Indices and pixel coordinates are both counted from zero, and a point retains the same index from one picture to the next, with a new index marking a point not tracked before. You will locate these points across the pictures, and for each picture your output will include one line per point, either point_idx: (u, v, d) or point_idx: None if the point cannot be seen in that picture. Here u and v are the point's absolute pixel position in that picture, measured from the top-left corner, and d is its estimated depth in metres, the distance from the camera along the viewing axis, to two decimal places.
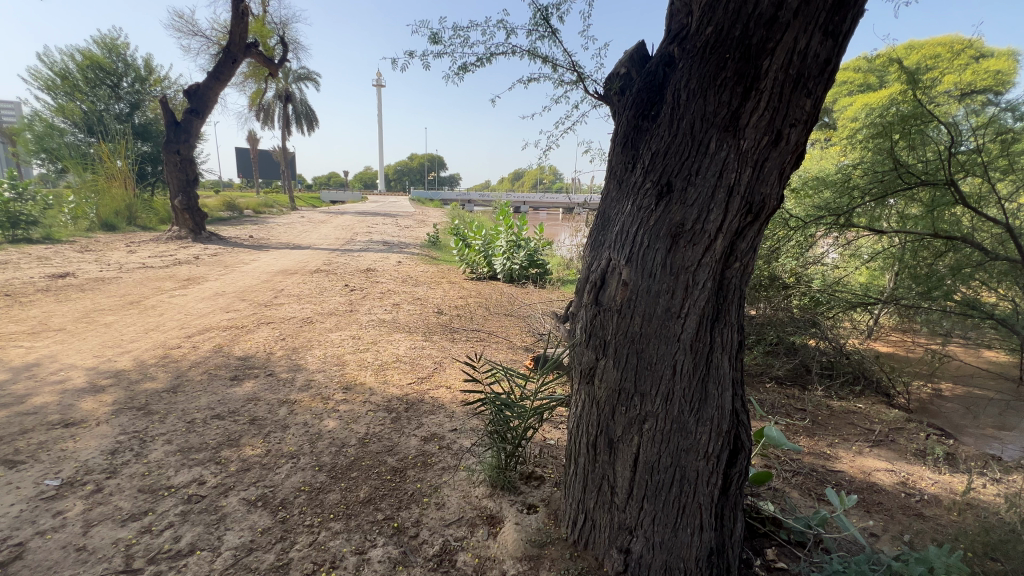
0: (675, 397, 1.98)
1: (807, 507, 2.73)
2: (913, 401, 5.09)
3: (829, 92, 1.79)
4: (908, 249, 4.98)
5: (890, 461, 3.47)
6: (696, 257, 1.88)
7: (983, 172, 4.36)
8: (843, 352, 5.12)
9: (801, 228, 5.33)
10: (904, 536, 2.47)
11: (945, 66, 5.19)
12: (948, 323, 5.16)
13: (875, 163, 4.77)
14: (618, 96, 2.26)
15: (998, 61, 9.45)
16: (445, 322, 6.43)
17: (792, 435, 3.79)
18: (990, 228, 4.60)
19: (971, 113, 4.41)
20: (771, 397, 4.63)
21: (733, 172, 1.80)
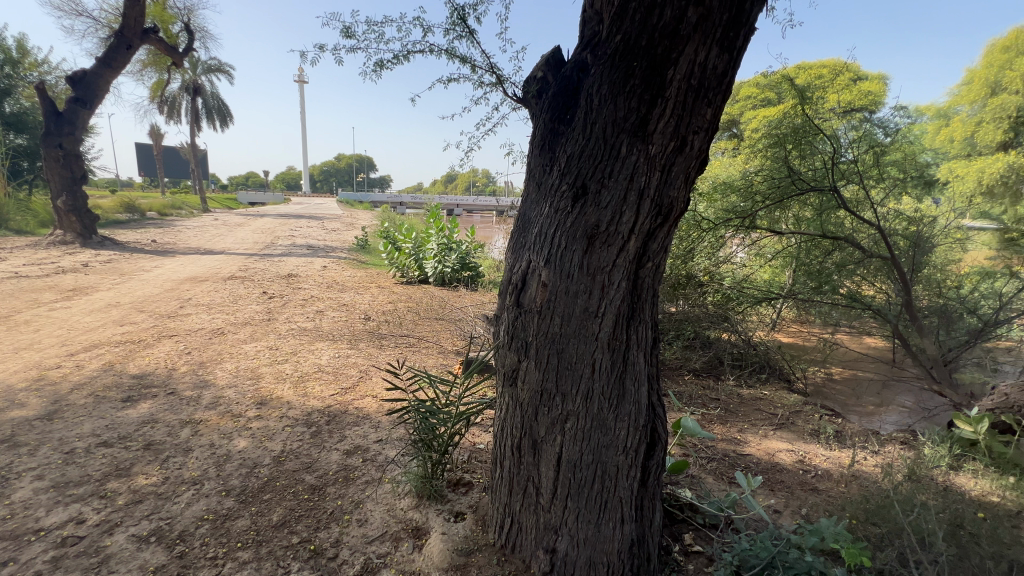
0: (595, 394, 2.02)
1: (719, 491, 2.92)
2: (809, 385, 5.66)
3: (727, 103, 1.91)
4: (802, 249, 5.45)
5: (790, 442, 3.80)
6: (611, 258, 1.94)
7: (860, 180, 4.93)
8: (750, 343, 5.61)
9: (711, 230, 5.66)
10: (802, 510, 2.71)
11: (829, 86, 5.82)
12: (836, 315, 5.78)
13: (773, 170, 5.16)
14: (535, 100, 2.28)
15: (871, 84, 10.78)
16: (373, 329, 6.19)
17: (707, 423, 4.05)
18: (867, 230, 5.19)
19: (850, 128, 5.03)
20: (688, 388, 4.95)
21: (643, 176, 1.87)
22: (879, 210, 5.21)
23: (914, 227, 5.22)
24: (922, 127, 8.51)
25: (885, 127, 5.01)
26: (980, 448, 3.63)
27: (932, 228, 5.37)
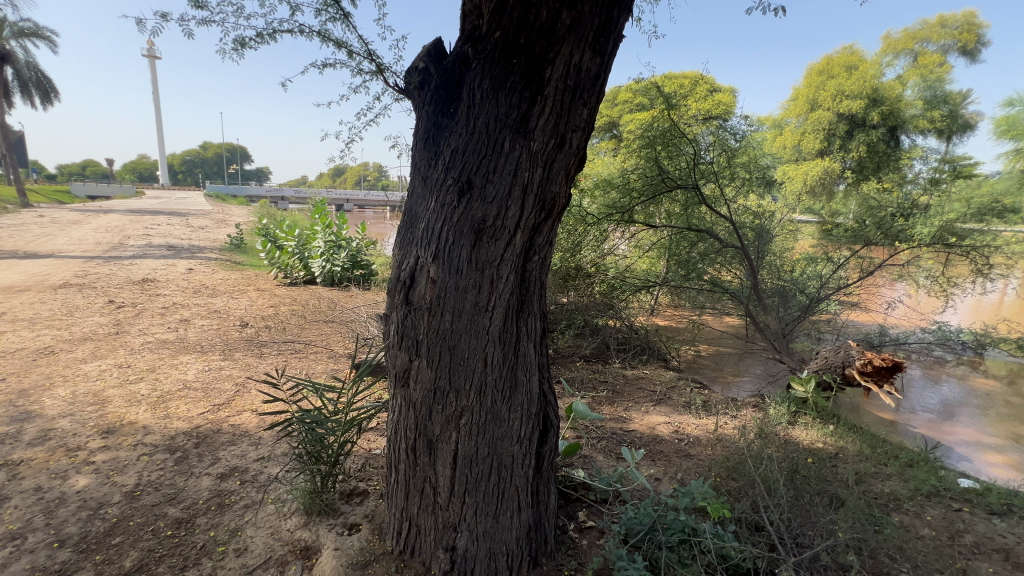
0: (488, 388, 2.04)
1: (609, 467, 3.13)
2: (682, 362, 6.35)
3: (600, 104, 2.03)
4: (673, 240, 6.06)
5: (667, 415, 4.22)
6: (499, 252, 1.96)
7: (717, 180, 5.59)
8: (633, 328, 6.17)
9: (595, 224, 6.01)
10: (678, 475, 3.02)
11: (691, 95, 6.51)
12: (701, 298, 6.54)
13: (646, 169, 5.61)
14: (417, 90, 2.20)
15: (726, 95, 12.29)
16: (251, 336, 5.60)
17: (598, 405, 4.34)
18: (724, 223, 5.92)
19: (709, 134, 5.67)
20: (580, 373, 5.27)
21: (526, 171, 1.92)
22: (732, 206, 5.97)
23: (758, 221, 6.08)
24: (762, 135, 9.94)
25: (735, 133, 5.73)
26: (810, 403, 4.37)
27: (772, 221, 6.31)
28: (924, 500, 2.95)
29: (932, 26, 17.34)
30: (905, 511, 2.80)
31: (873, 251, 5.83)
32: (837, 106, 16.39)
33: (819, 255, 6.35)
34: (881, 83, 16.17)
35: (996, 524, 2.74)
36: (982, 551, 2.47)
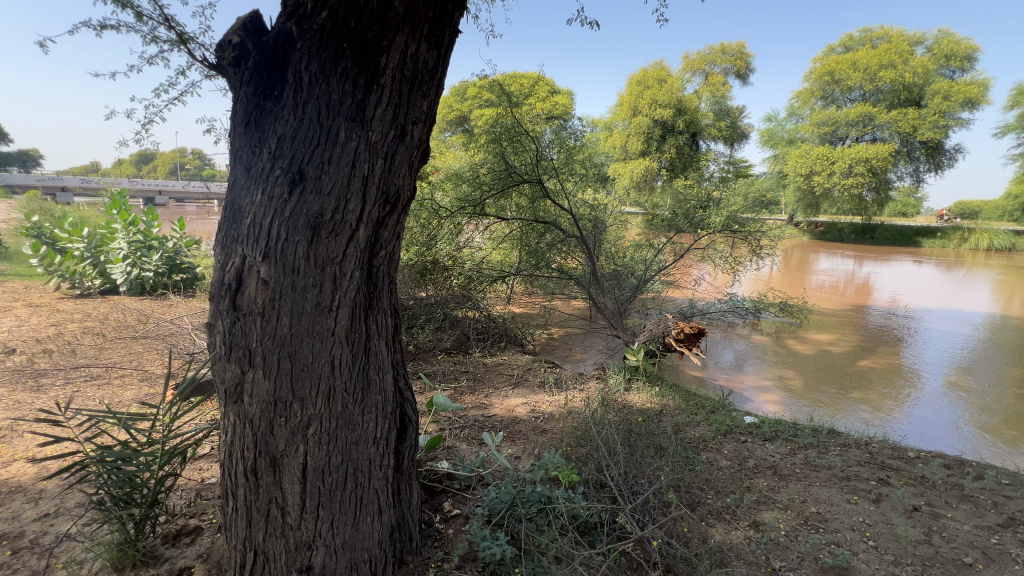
0: (338, 392, 1.93)
1: (471, 454, 3.22)
2: (537, 345, 6.81)
3: (439, 98, 2.03)
4: (523, 232, 6.38)
5: (525, 396, 4.50)
6: (340, 248, 1.85)
7: (557, 175, 6.03)
8: (491, 318, 6.41)
9: (449, 218, 6.01)
10: (535, 450, 3.24)
11: (534, 96, 6.90)
12: (551, 285, 7.06)
13: (494, 165, 5.78)
14: (232, 66, 1.94)
15: (564, 97, 13.37)
16: (22, 365, 4.40)
17: (459, 395, 4.41)
18: (566, 216, 6.43)
19: (552, 133, 6.07)
20: (441, 366, 5.30)
21: (366, 162, 1.83)
22: (572, 200, 6.53)
23: (594, 213, 6.77)
24: (596, 135, 11.06)
25: (574, 133, 6.24)
26: (640, 370, 5.06)
27: (605, 213, 7.08)
28: (722, 437, 3.65)
29: (717, 51, 21.11)
30: (710, 448, 3.43)
31: (683, 237, 6.92)
32: (652, 113, 18.99)
33: (643, 242, 7.33)
34: (684, 95, 19.19)
35: (769, 448, 3.52)
36: (761, 469, 3.16)
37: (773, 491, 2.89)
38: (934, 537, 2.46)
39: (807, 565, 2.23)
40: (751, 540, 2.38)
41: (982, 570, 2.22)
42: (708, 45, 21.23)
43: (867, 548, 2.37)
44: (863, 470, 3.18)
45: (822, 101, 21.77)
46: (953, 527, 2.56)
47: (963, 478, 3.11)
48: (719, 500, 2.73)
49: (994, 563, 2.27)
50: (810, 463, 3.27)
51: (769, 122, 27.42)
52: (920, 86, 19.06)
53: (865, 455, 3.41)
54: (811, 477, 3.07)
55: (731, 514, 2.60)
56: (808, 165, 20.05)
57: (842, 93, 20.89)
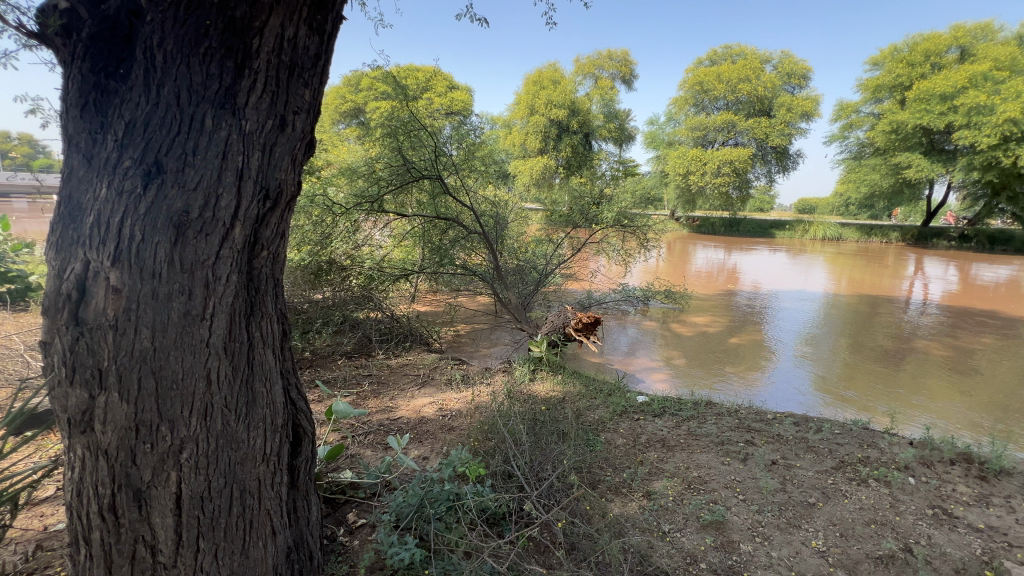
0: (216, 409, 1.74)
1: (377, 460, 3.10)
2: (443, 343, 6.77)
3: (323, 87, 1.91)
4: (424, 229, 6.25)
5: (432, 395, 4.44)
6: (212, 249, 1.65)
7: (457, 171, 5.98)
8: (395, 318, 6.28)
9: (345, 214, 5.65)
10: (443, 449, 3.20)
11: (432, 90, 6.80)
12: (456, 281, 7.04)
13: (391, 159, 5.55)
14: (60, 36, 1.64)
15: (463, 93, 13.35)
16: None
17: (362, 400, 4.21)
18: (468, 212, 6.43)
19: (452, 129, 6.03)
20: (342, 371, 5.01)
21: (240, 153, 1.66)
22: (474, 196, 6.54)
23: (495, 210, 6.85)
24: (495, 132, 11.18)
25: (474, 129, 6.24)
26: (544, 361, 5.26)
27: (506, 209, 7.23)
28: (619, 418, 3.92)
29: (605, 57, 22.46)
30: (608, 429, 3.67)
31: (579, 232, 7.29)
32: (548, 113, 19.70)
33: (544, 237, 7.59)
34: (576, 97, 20.16)
35: (658, 423, 3.86)
36: (652, 443, 3.45)
37: (662, 462, 3.17)
38: (787, 484, 2.88)
39: (690, 524, 2.49)
40: (644, 508, 2.60)
41: (822, 507, 2.66)
42: (597, 51, 22.51)
43: (738, 502, 2.71)
44: (734, 434, 3.62)
45: (695, 108, 24.25)
46: (801, 474, 3.02)
47: (808, 432, 3.69)
48: (616, 476, 2.93)
49: (830, 500, 2.73)
50: (692, 433, 3.65)
51: (652, 125, 29.90)
52: (770, 99, 22.05)
53: (736, 421, 3.89)
54: (693, 445, 3.43)
55: (627, 487, 2.82)
56: (685, 165, 22.24)
57: (710, 102, 23.43)
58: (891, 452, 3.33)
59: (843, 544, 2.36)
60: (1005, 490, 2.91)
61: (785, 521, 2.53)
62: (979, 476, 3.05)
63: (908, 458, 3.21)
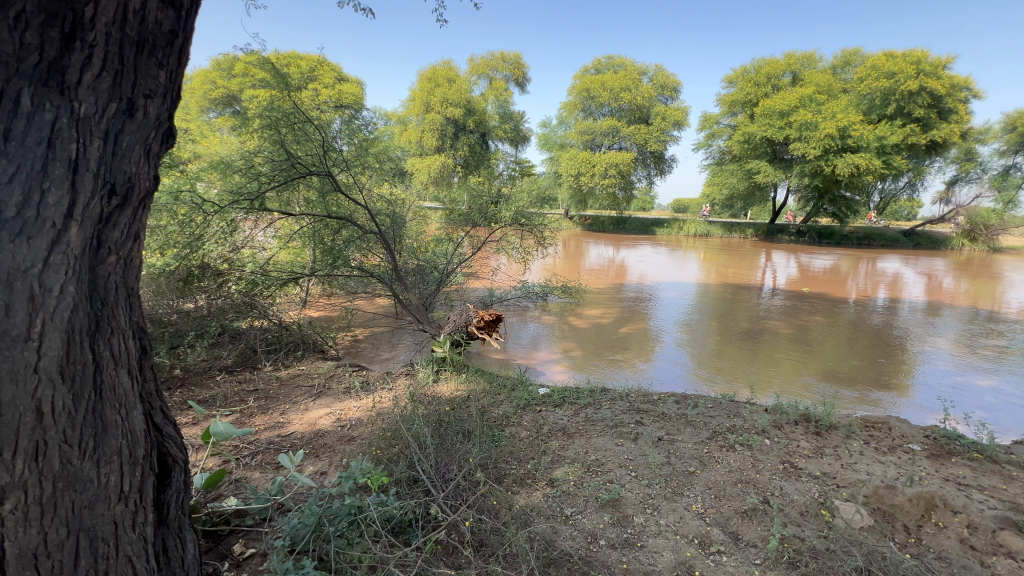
0: (52, 446, 1.46)
1: (266, 482, 2.83)
2: (340, 350, 6.40)
3: (184, 68, 1.67)
4: (314, 229, 5.82)
5: (329, 406, 4.16)
6: (39, 254, 1.38)
7: (349, 168, 5.64)
8: (284, 325, 5.78)
9: (219, 213, 4.93)
10: (342, 461, 3.02)
11: (318, 81, 6.38)
12: (352, 284, 6.69)
13: (272, 154, 5.09)
14: None
15: (353, 85, 12.69)
16: None
17: (246, 418, 3.81)
18: (363, 212, 6.13)
19: (343, 123, 5.70)
20: (223, 389, 4.44)
21: (72, 141, 1.41)
22: (368, 194, 6.25)
23: (392, 208, 6.62)
24: (390, 128, 10.80)
25: (366, 124, 5.98)
26: (447, 361, 5.21)
27: (402, 208, 7.05)
28: (522, 411, 4.03)
29: (498, 58, 22.81)
30: (512, 423, 3.76)
31: (479, 231, 7.33)
32: (444, 110, 19.52)
33: (444, 236, 7.50)
34: (472, 96, 20.23)
35: (559, 412, 4.04)
36: (553, 433, 3.60)
37: (563, 449, 3.32)
38: (671, 457, 3.19)
39: (590, 505, 2.65)
40: (547, 496, 2.71)
41: (700, 474, 2.99)
42: (490, 52, 22.79)
43: (631, 479, 2.94)
44: (626, 417, 3.92)
45: (583, 113, 25.70)
46: (683, 447, 3.37)
47: (687, 408, 4.13)
48: (521, 468, 3.01)
49: (706, 467, 3.08)
50: (589, 419, 3.88)
51: (545, 128, 31.08)
52: (648, 108, 24.15)
53: (627, 404, 4.22)
54: (590, 431, 3.64)
55: (532, 478, 2.91)
56: (577, 167, 23.51)
57: (597, 108, 25.00)
58: (752, 419, 3.85)
59: (717, 504, 2.68)
60: (834, 441, 3.52)
61: (670, 491, 2.81)
62: (816, 432, 3.65)
63: (765, 423, 3.73)
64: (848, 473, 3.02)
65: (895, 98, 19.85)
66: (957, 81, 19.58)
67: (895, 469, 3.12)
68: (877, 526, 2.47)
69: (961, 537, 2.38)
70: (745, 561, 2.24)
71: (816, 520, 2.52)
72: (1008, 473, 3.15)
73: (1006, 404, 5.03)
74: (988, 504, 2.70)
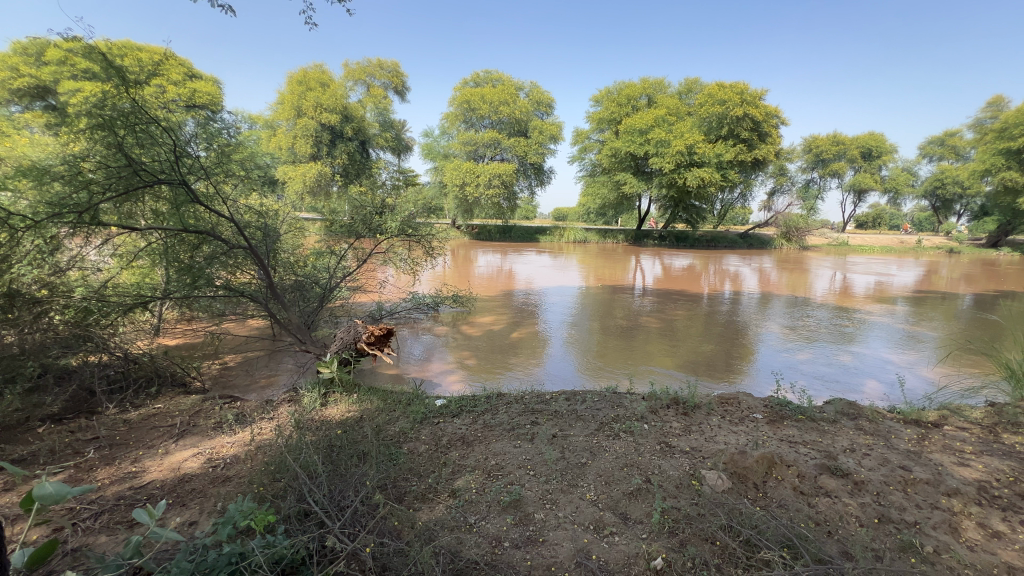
0: None
1: (116, 545, 2.39)
2: (206, 380, 5.65)
3: None
4: (166, 245, 5.06)
5: (195, 446, 3.65)
6: None
7: (209, 176, 4.98)
8: (130, 358, 4.93)
9: (32, 228, 4.09)
10: (217, 506, 2.67)
11: (163, 76, 5.62)
12: (218, 305, 5.96)
13: (106, 158, 4.36)
14: None
15: (207, 83, 11.34)
16: None
17: (84, 474, 3.18)
18: (227, 225, 5.50)
19: (197, 124, 5.08)
20: (49, 441, 3.64)
21: None
22: (232, 204, 5.63)
23: (263, 220, 6.05)
24: (255, 133, 9.88)
25: (226, 128, 5.40)
26: (336, 381, 4.89)
27: (274, 220, 6.48)
28: (420, 425, 3.95)
29: (375, 65, 22.17)
30: (410, 438, 3.66)
31: (363, 243, 7.01)
32: (318, 116, 18.40)
33: (324, 249, 7.03)
34: (348, 102, 19.36)
35: (457, 422, 4.04)
36: (452, 443, 3.59)
37: (463, 458, 3.33)
38: (565, 452, 3.39)
39: (492, 510, 2.69)
40: (450, 507, 2.70)
41: (591, 464, 3.21)
42: (366, 57, 22.06)
43: (530, 478, 3.05)
44: (522, 419, 4.06)
45: (465, 124, 26.08)
46: (575, 440, 3.59)
47: (577, 404, 4.40)
48: (422, 483, 2.95)
49: (596, 457, 3.32)
50: (487, 425, 3.94)
51: (427, 137, 30.90)
52: (526, 121, 25.36)
53: (522, 406, 4.37)
54: (489, 437, 3.70)
55: (434, 492, 2.87)
56: (461, 177, 23.74)
57: (478, 120, 25.53)
58: (632, 407, 4.25)
59: (607, 490, 2.90)
60: (698, 418, 4.03)
61: (566, 484, 2.97)
62: (684, 413, 4.14)
63: (643, 410, 4.14)
64: (710, 445, 3.49)
65: (727, 121, 23.37)
66: (771, 110, 23.62)
67: (744, 436, 3.68)
68: (734, 487, 2.89)
69: (794, 485, 2.88)
70: (634, 538, 2.47)
71: (688, 490, 2.87)
72: (823, 428, 3.89)
73: (818, 372, 6.22)
74: (811, 455, 3.31)
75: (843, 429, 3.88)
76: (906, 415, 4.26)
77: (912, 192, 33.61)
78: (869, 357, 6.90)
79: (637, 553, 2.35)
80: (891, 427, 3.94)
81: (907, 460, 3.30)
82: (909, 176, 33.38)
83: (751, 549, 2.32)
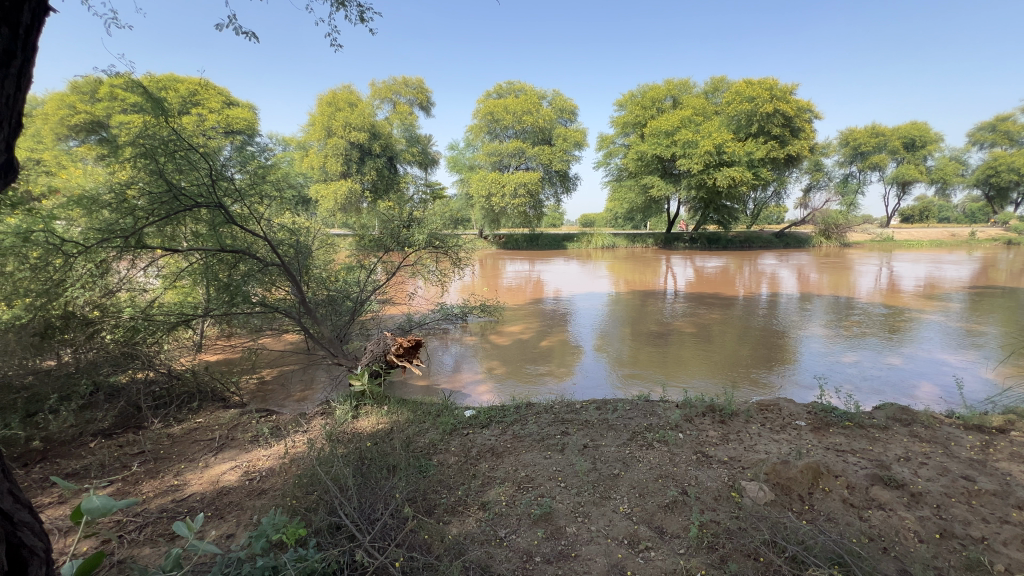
0: None
1: (158, 558, 2.46)
2: (244, 395, 5.82)
3: (20, 102, 1.64)
4: (205, 265, 5.25)
5: (233, 459, 3.76)
6: None
7: (243, 198, 5.17)
8: (173, 374, 5.12)
9: (84, 253, 4.35)
10: (252, 519, 2.73)
11: (203, 105, 5.94)
12: (255, 320, 6.16)
13: (150, 184, 4.59)
14: None
15: (244, 110, 11.94)
16: None
17: (131, 487, 3.31)
18: (262, 244, 5.68)
19: (233, 149, 5.29)
20: (100, 456, 3.82)
21: None
22: (267, 224, 5.81)
23: (295, 238, 6.25)
24: (287, 154, 10.24)
25: (260, 152, 5.65)
26: (367, 394, 4.95)
27: (305, 237, 6.67)
28: (449, 437, 3.94)
29: (400, 83, 22.77)
30: (439, 450, 3.65)
31: (392, 255, 7.10)
32: (347, 135, 18.92)
33: (355, 264, 7.17)
34: (375, 120, 19.91)
35: (486, 433, 4.00)
36: (481, 455, 3.56)
37: (493, 470, 3.30)
38: (597, 463, 3.31)
39: (523, 523, 2.64)
40: (480, 521, 2.66)
41: (624, 475, 3.12)
42: (392, 76, 22.72)
43: (560, 490, 2.98)
44: (552, 429, 3.99)
45: (489, 135, 26.32)
46: (606, 451, 3.50)
47: (608, 413, 4.30)
48: (451, 496, 2.93)
49: (629, 467, 3.22)
50: (516, 437, 3.88)
51: (453, 150, 31.31)
52: (550, 129, 25.43)
53: (552, 416, 4.30)
54: (519, 448, 3.65)
55: (463, 505, 2.84)
56: (487, 188, 23.93)
57: (501, 131, 25.70)
58: (666, 416, 4.11)
59: (642, 502, 2.81)
60: (736, 427, 3.86)
61: (598, 496, 2.89)
62: (721, 421, 3.99)
63: (677, 418, 4.00)
64: (750, 455, 3.32)
65: (757, 118, 22.76)
66: (804, 104, 22.84)
67: (787, 445, 3.49)
68: (777, 499, 2.74)
69: (843, 497, 2.71)
70: (671, 553, 2.37)
71: (728, 502, 2.74)
72: (873, 435, 3.65)
73: (865, 375, 5.87)
74: (860, 465, 3.12)
75: (896, 436, 3.63)
76: (968, 421, 3.94)
77: (962, 183, 31.69)
78: (924, 359, 6.46)
79: (674, 569, 2.24)
80: (951, 434, 3.66)
81: (971, 470, 3.05)
82: (959, 165, 31.49)
83: (798, 567, 2.17)
